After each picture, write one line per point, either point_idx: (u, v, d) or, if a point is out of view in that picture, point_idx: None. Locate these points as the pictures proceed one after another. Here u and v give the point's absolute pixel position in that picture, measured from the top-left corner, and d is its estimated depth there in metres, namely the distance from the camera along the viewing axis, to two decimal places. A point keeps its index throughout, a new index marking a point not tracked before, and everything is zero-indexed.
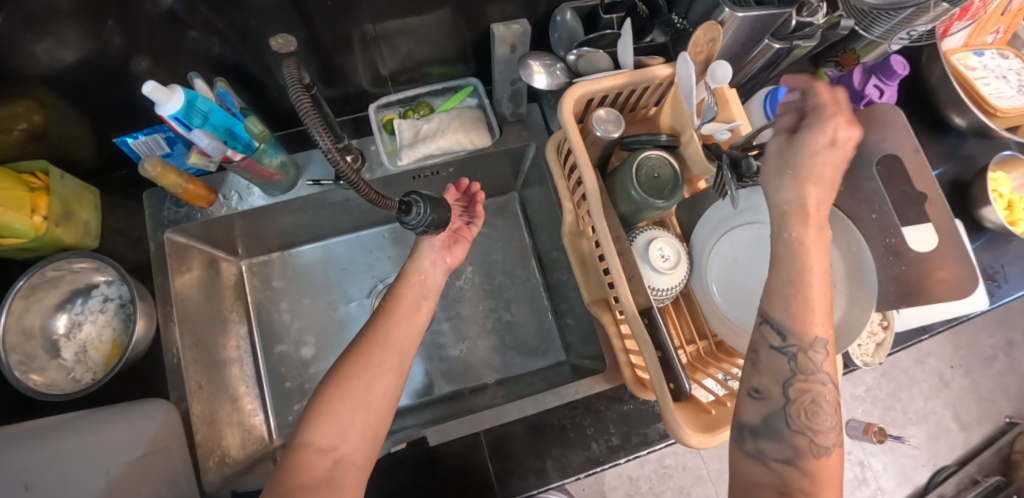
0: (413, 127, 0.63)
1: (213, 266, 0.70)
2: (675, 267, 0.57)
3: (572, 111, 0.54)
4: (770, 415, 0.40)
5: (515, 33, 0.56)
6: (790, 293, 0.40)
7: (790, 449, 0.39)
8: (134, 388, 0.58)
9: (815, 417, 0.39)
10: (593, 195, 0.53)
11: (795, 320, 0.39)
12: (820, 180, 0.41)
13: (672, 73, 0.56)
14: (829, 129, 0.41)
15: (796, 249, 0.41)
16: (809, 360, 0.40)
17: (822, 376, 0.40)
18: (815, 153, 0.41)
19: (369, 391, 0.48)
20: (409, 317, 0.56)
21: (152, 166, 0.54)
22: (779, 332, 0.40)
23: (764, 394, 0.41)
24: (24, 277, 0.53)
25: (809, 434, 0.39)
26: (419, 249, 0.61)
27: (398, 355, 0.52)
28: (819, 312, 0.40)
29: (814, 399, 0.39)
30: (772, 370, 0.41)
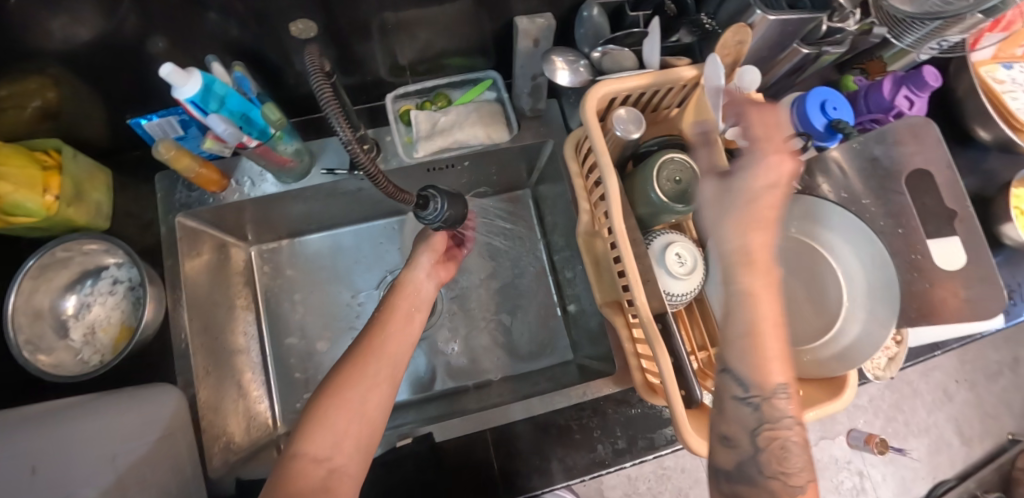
0: (431, 118, 0.62)
1: (222, 252, 0.70)
2: (692, 273, 0.56)
3: (594, 111, 0.53)
4: (743, 463, 0.37)
5: (540, 27, 0.55)
6: (749, 342, 0.36)
7: (766, 495, 0.36)
8: (141, 372, 0.57)
9: (786, 463, 0.36)
10: (614, 196, 0.52)
11: (757, 369, 0.36)
12: (762, 223, 0.36)
13: (698, 75, 0.55)
14: (766, 167, 0.37)
15: (746, 301, 0.36)
16: (773, 407, 0.37)
17: (788, 421, 0.37)
18: (759, 188, 0.37)
19: (365, 401, 0.46)
20: (404, 328, 0.53)
21: (166, 148, 0.53)
22: (746, 381, 0.37)
23: (733, 442, 0.38)
24: (35, 256, 0.52)
25: (783, 477, 0.36)
26: (415, 259, 0.61)
27: (391, 366, 0.50)
28: (779, 356, 0.36)
29: (784, 443, 0.37)
30: (738, 420, 0.38)
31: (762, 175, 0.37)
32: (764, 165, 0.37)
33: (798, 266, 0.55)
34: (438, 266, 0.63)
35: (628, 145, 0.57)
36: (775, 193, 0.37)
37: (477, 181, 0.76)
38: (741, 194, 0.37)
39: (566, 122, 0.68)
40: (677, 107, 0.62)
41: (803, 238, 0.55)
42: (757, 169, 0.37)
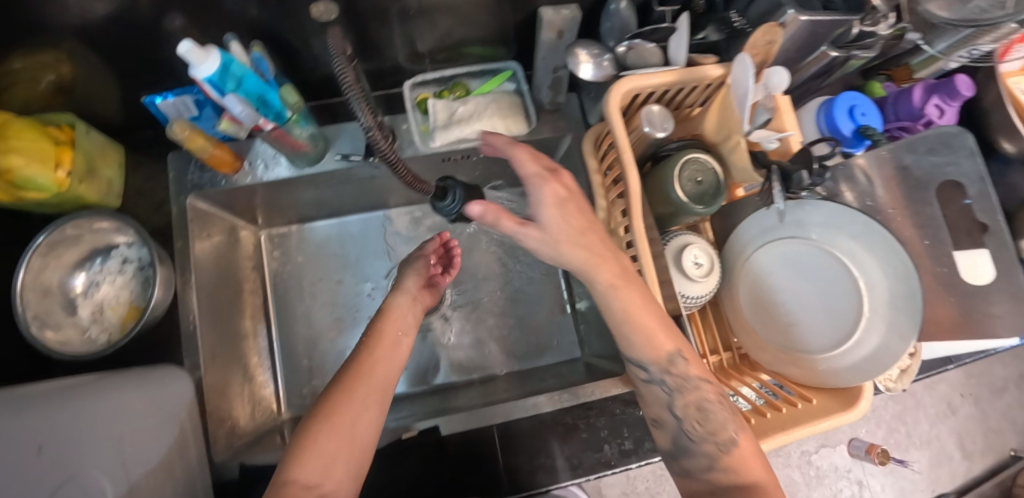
0: (448, 108, 0.61)
1: (232, 234, 0.69)
2: (709, 275, 0.56)
3: (618, 107, 0.52)
4: (677, 437, 0.48)
5: (565, 18, 0.54)
6: (625, 339, 0.47)
7: (706, 457, 0.46)
8: (148, 354, 0.57)
9: (705, 421, 0.46)
10: (634, 194, 0.51)
11: (644, 352, 0.46)
12: (576, 242, 0.46)
13: (724, 74, 0.54)
14: (548, 186, 0.46)
15: (607, 304, 0.47)
16: (677, 371, 0.46)
17: (694, 383, 0.46)
18: (558, 210, 0.46)
19: (356, 426, 0.42)
20: (391, 351, 0.50)
21: (180, 128, 0.52)
22: (639, 367, 0.48)
23: (661, 420, 0.49)
24: (44, 232, 0.52)
25: (712, 439, 0.45)
26: (402, 284, 0.62)
27: (382, 387, 0.46)
28: (654, 334, 0.46)
29: (700, 405, 0.46)
30: (656, 400, 0.48)
31: (555, 200, 0.46)
32: (547, 193, 0.46)
33: (819, 274, 0.55)
34: (422, 291, 0.63)
35: (649, 143, 0.56)
36: (569, 206, 0.47)
37: (490, 173, 0.75)
38: (552, 229, 0.46)
39: (584, 116, 0.66)
40: (698, 107, 0.60)
41: (826, 246, 0.54)
42: (549, 197, 0.46)
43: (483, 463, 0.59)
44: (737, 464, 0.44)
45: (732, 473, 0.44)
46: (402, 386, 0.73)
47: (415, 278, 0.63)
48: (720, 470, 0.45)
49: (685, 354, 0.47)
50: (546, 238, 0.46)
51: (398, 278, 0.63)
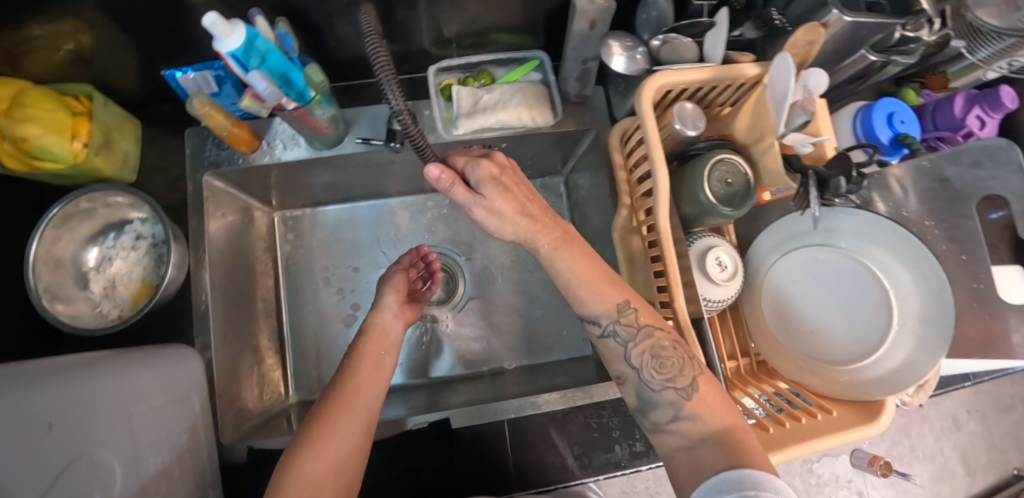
0: (473, 95, 0.59)
1: (246, 215, 0.68)
2: (732, 279, 0.54)
3: (650, 103, 0.50)
4: (641, 390, 0.46)
5: (598, 8, 0.50)
6: (576, 296, 0.48)
7: (670, 407, 0.43)
8: (159, 331, 0.57)
9: (662, 365, 0.44)
10: (662, 193, 0.49)
11: (595, 305, 0.47)
12: (516, 213, 0.47)
13: (761, 74, 0.52)
14: (482, 167, 0.46)
15: (554, 261, 0.48)
16: (626, 321, 0.46)
17: (646, 328, 0.45)
18: (493, 187, 0.46)
19: (341, 453, 0.42)
20: (373, 371, 0.51)
21: (201, 104, 0.51)
22: (592, 323, 0.48)
23: (622, 375, 0.48)
24: (59, 203, 0.51)
25: (671, 385, 0.43)
26: (379, 303, 0.59)
27: (366, 414, 0.46)
28: (599, 289, 0.47)
29: (654, 352, 0.44)
30: (614, 355, 0.47)
31: (491, 178, 0.46)
32: (482, 171, 0.46)
33: (846, 283, 0.53)
34: (403, 306, 0.60)
35: (679, 141, 0.55)
36: (505, 182, 0.47)
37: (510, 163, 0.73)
38: (497, 206, 0.46)
39: (610, 111, 0.65)
40: (728, 107, 0.59)
41: (856, 255, 0.53)
42: (484, 176, 0.46)
43: (495, 457, 0.58)
44: (700, 411, 0.42)
45: (699, 420, 0.42)
46: (411, 376, 0.72)
47: (393, 295, 0.60)
48: (686, 420, 0.42)
49: (634, 302, 0.46)
50: (491, 211, 0.47)
51: (376, 298, 0.61)
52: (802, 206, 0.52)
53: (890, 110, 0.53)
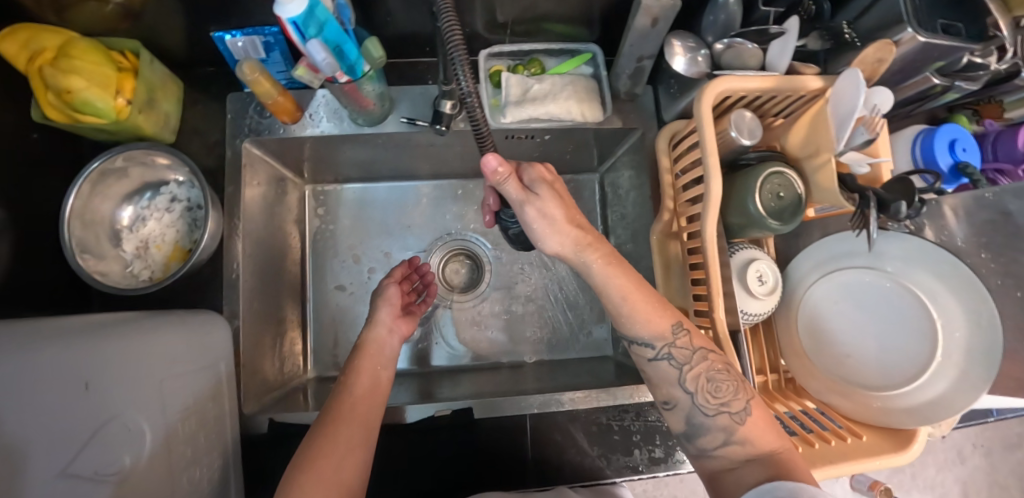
0: (522, 84, 0.58)
1: (279, 185, 0.67)
2: (771, 293, 0.53)
3: (710, 109, 0.49)
4: (690, 415, 0.47)
5: (664, 6, 0.49)
6: (626, 318, 0.48)
7: (722, 432, 0.45)
8: (188, 296, 0.56)
9: (717, 391, 0.45)
10: (714, 200, 0.48)
11: (645, 330, 0.47)
12: (574, 225, 0.47)
13: (823, 88, 0.50)
14: (533, 169, 0.47)
15: (606, 280, 0.47)
16: (677, 345, 0.47)
17: (698, 353, 0.46)
18: (551, 196, 0.46)
19: (342, 471, 0.41)
20: (371, 387, 0.50)
21: (252, 69, 0.50)
22: (645, 346, 0.48)
23: (673, 401, 0.48)
24: (99, 158, 0.51)
25: (726, 410, 0.45)
26: (373, 319, 0.58)
27: (366, 429, 0.46)
28: (651, 313, 0.47)
29: (709, 376, 0.46)
30: (665, 379, 0.48)
31: (545, 181, 0.47)
32: (537, 173, 0.47)
33: (887, 307, 0.52)
34: (399, 320, 0.59)
35: (732, 149, 0.53)
36: (559, 189, 0.48)
37: (548, 157, 0.72)
38: (551, 210, 0.46)
39: (658, 112, 0.64)
40: (780, 118, 0.57)
41: (902, 280, 0.51)
42: (539, 178, 0.46)
43: (515, 450, 0.58)
44: (752, 436, 0.44)
45: (748, 445, 0.44)
46: (432, 363, 0.72)
47: (387, 310, 0.59)
48: (736, 444, 0.44)
49: (684, 325, 0.48)
50: (543, 215, 0.46)
51: (370, 311, 0.60)
52: (857, 226, 0.50)
53: (951, 136, 0.51)
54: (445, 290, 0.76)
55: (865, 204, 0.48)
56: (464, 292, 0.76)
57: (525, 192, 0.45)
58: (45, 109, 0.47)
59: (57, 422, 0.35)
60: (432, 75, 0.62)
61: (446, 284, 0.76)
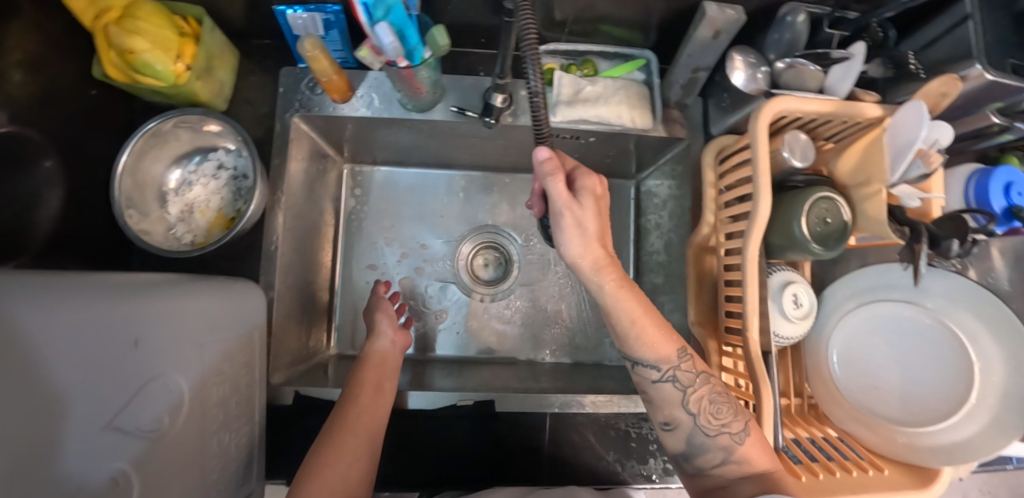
0: (575, 84, 0.58)
1: (321, 162, 0.68)
2: (805, 317, 0.53)
3: (766, 128, 0.49)
4: (692, 435, 0.48)
5: (728, 19, 0.49)
6: (630, 338, 0.48)
7: (721, 451, 0.46)
8: (227, 263, 0.57)
9: (718, 415, 0.46)
10: (759, 219, 0.48)
11: (648, 353, 0.48)
12: (595, 241, 0.47)
13: (881, 117, 0.50)
14: (587, 178, 0.47)
15: (615, 299, 0.47)
16: (683, 371, 0.48)
17: (701, 379, 0.48)
18: (591, 208, 0.47)
19: (347, 479, 0.45)
20: (375, 399, 0.52)
21: (312, 46, 0.50)
22: (651, 368, 0.48)
23: (674, 422, 0.48)
24: (157, 119, 0.52)
25: (726, 430, 0.46)
26: (376, 330, 0.62)
27: (371, 439, 0.49)
28: (658, 337, 0.48)
29: (711, 398, 0.47)
30: (668, 401, 0.48)
31: (593, 193, 0.47)
32: (589, 183, 0.47)
33: (922, 343, 0.52)
34: (400, 331, 0.63)
35: (781, 170, 0.53)
36: (601, 204, 0.49)
37: (588, 158, 0.72)
38: (586, 220, 0.46)
39: (706, 124, 0.63)
40: (831, 143, 0.57)
41: (943, 318, 0.51)
42: (589, 188, 0.47)
43: (532, 447, 0.58)
44: (750, 457, 0.45)
45: (745, 464, 0.45)
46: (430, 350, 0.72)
47: (387, 321, 0.63)
48: (734, 463, 0.45)
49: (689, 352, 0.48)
50: (578, 223, 0.46)
51: (370, 325, 0.63)
52: (905, 260, 0.50)
53: (1005, 179, 0.51)
54: (471, 282, 0.76)
55: (916, 239, 0.48)
56: (489, 286, 0.76)
57: (569, 201, 0.45)
58: (107, 66, 0.48)
59: (99, 379, 0.35)
60: (485, 67, 0.63)
61: (472, 275, 0.76)
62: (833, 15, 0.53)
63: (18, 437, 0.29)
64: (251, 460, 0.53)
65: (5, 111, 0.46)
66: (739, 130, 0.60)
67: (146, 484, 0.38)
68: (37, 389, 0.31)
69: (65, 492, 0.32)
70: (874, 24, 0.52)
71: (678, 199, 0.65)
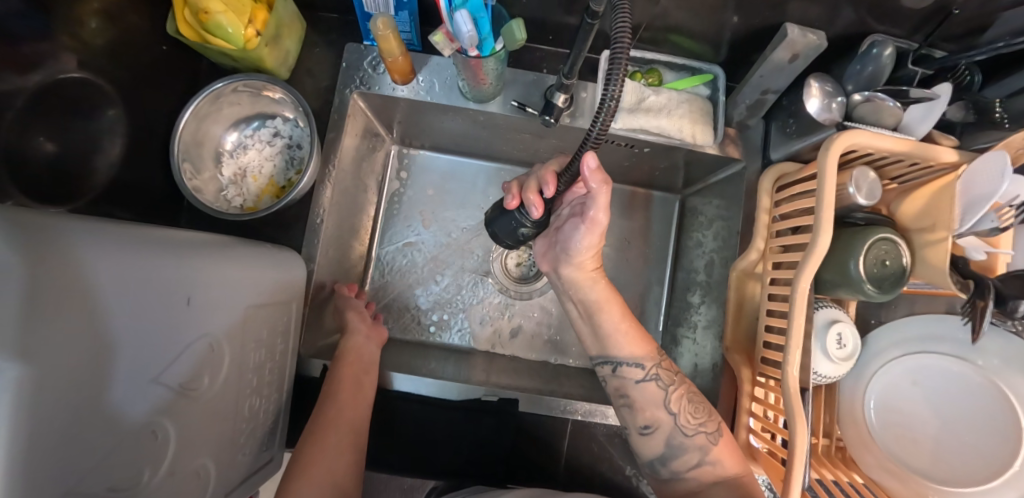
0: (639, 92, 0.57)
1: (371, 140, 0.68)
2: (846, 359, 0.52)
3: (836, 160, 0.46)
4: (670, 437, 0.51)
5: (808, 44, 0.48)
6: (613, 336, 0.54)
7: (697, 453, 0.49)
8: (274, 231, 0.59)
9: (697, 413, 0.51)
10: (818, 253, 0.46)
11: (630, 352, 0.53)
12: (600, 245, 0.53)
13: (957, 162, 0.48)
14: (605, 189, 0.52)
15: (602, 297, 0.54)
16: (664, 370, 0.53)
17: (677, 377, 0.53)
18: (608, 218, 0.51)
19: (337, 468, 0.48)
20: (355, 395, 0.54)
21: (384, 25, 0.50)
22: (635, 367, 0.53)
23: (655, 424, 0.51)
24: (224, 80, 0.53)
25: (703, 431, 0.50)
26: (348, 328, 0.61)
27: (352, 432, 0.51)
28: (637, 337, 0.54)
29: (689, 397, 0.52)
30: (650, 401, 0.52)
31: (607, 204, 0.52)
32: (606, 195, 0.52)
33: (966, 399, 0.52)
34: (373, 327, 0.62)
35: (844, 206, 0.52)
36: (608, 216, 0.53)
37: (637, 167, 0.71)
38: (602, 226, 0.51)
39: (765, 148, 0.62)
40: (895, 182, 0.55)
41: (992, 376, 0.51)
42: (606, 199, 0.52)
43: (550, 450, 0.59)
44: (722, 458, 0.49)
45: (719, 465, 0.49)
46: (423, 334, 0.72)
47: (359, 319, 0.62)
48: (709, 465, 0.49)
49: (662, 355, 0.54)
50: (593, 228, 0.51)
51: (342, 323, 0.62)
52: (967, 315, 0.49)
53: None
54: (507, 281, 0.74)
55: (982, 294, 0.46)
56: (521, 284, 0.74)
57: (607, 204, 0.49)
58: (180, 24, 0.49)
59: (151, 333, 0.35)
60: (548, 64, 0.62)
61: (506, 271, 0.75)
62: (919, 51, 0.52)
63: (73, 385, 0.28)
64: (275, 428, 0.55)
65: (77, 57, 0.47)
66: (800, 158, 0.58)
67: (178, 436, 0.38)
68: (94, 329, 0.29)
69: (111, 436, 0.32)
70: (961, 68, 0.50)
71: (727, 221, 0.64)
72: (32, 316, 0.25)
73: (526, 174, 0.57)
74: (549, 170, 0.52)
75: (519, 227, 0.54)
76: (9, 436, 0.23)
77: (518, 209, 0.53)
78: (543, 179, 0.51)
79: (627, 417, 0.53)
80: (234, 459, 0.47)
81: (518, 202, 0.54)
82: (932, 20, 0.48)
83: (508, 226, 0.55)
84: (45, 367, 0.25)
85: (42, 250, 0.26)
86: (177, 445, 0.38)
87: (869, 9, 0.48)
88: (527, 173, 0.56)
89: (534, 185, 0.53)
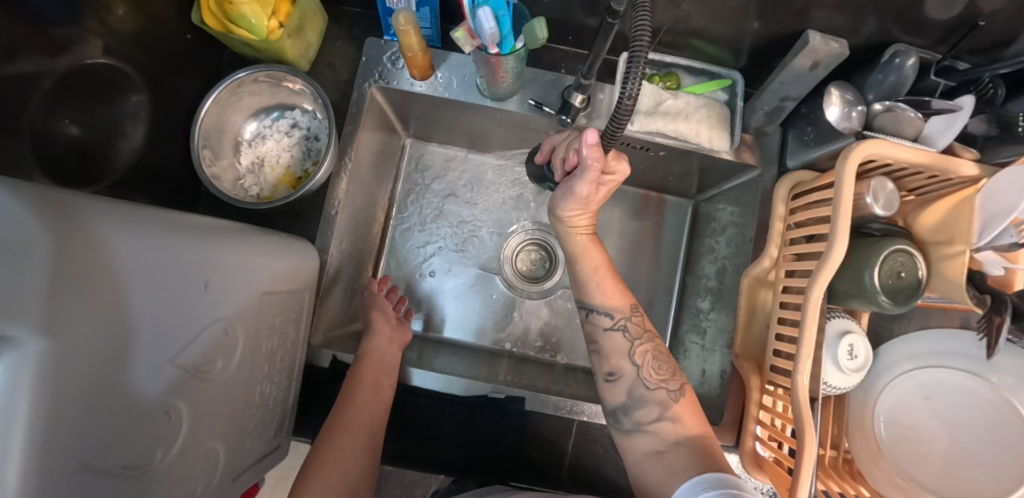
0: (657, 96, 0.58)
1: (386, 136, 0.69)
2: (858, 371, 0.51)
3: (854, 170, 0.46)
4: (632, 387, 0.51)
5: (829, 52, 0.48)
6: (589, 286, 0.54)
7: (653, 411, 0.50)
8: (287, 218, 0.59)
9: (660, 366, 0.52)
10: (835, 258, 0.45)
11: (604, 302, 0.54)
12: (584, 205, 0.52)
13: (977, 177, 0.47)
14: (618, 165, 0.49)
15: (582, 249, 0.55)
16: (633, 323, 0.53)
17: (647, 335, 0.53)
18: (597, 189, 0.50)
19: (349, 475, 0.50)
20: (373, 396, 0.55)
21: (406, 21, 0.50)
22: (605, 315, 0.53)
23: (619, 372, 0.52)
24: (246, 70, 0.54)
25: (664, 386, 0.51)
26: (373, 327, 0.63)
27: (370, 433, 0.53)
28: (613, 289, 0.54)
29: (654, 354, 0.52)
30: (617, 350, 0.52)
31: (615, 179, 0.50)
32: (615, 170, 0.49)
33: (977, 415, 0.51)
34: (398, 328, 0.64)
35: (861, 215, 0.51)
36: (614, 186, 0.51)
37: (652, 171, 0.71)
38: (591, 196, 0.51)
39: (782, 156, 0.62)
40: (912, 194, 0.54)
41: (1003, 391, 0.50)
42: (616, 176, 0.49)
43: (554, 450, 0.59)
44: (682, 415, 0.49)
45: (678, 423, 0.49)
46: (433, 330, 0.72)
47: (383, 319, 0.64)
48: (668, 420, 0.49)
49: (639, 311, 0.55)
50: (582, 196, 0.51)
51: (367, 322, 0.64)
52: (981, 330, 0.49)
53: None
54: (517, 279, 0.75)
55: (998, 310, 0.46)
56: (533, 283, 0.75)
57: (595, 180, 0.48)
58: (205, 14, 0.50)
59: (170, 315, 0.35)
60: (567, 64, 0.62)
61: (518, 271, 0.75)
62: (942, 63, 0.52)
63: (96, 363, 0.28)
64: (284, 416, 0.56)
65: (103, 43, 0.48)
66: (817, 167, 0.58)
67: (190, 415, 0.39)
68: (116, 307, 0.29)
69: (126, 416, 0.32)
70: (986, 80, 0.49)
71: (743, 228, 0.64)
72: (60, 291, 0.25)
73: (560, 135, 0.56)
74: (573, 147, 0.51)
75: (546, 183, 0.59)
76: (30, 412, 0.23)
77: (546, 167, 0.57)
78: (567, 156, 0.51)
79: (595, 364, 0.54)
80: (243, 443, 0.48)
81: (545, 159, 0.57)
82: (958, 31, 0.48)
83: (536, 175, 0.61)
84: (71, 343, 0.26)
85: (70, 228, 0.26)
86: (189, 426, 0.39)
87: (894, 19, 0.48)
88: (559, 134, 0.55)
89: (561, 154, 0.53)
